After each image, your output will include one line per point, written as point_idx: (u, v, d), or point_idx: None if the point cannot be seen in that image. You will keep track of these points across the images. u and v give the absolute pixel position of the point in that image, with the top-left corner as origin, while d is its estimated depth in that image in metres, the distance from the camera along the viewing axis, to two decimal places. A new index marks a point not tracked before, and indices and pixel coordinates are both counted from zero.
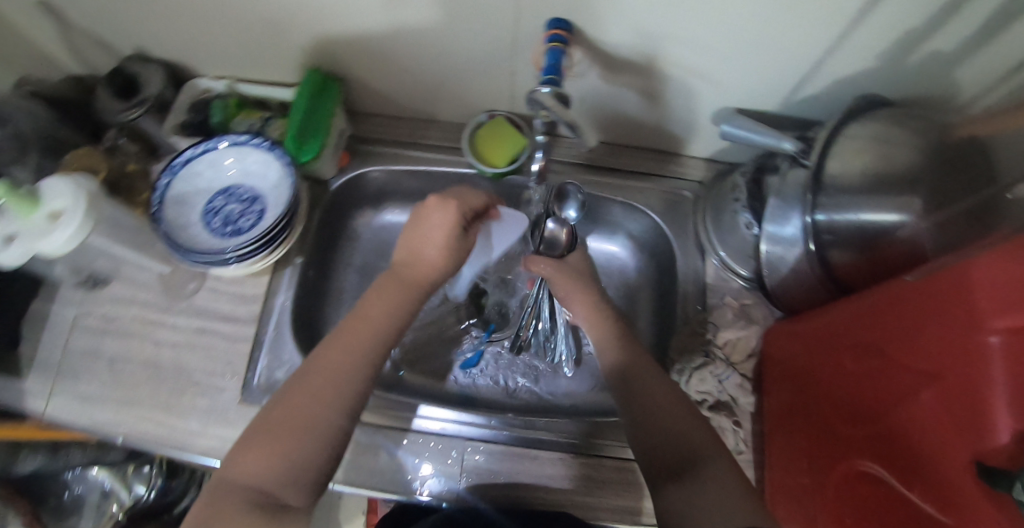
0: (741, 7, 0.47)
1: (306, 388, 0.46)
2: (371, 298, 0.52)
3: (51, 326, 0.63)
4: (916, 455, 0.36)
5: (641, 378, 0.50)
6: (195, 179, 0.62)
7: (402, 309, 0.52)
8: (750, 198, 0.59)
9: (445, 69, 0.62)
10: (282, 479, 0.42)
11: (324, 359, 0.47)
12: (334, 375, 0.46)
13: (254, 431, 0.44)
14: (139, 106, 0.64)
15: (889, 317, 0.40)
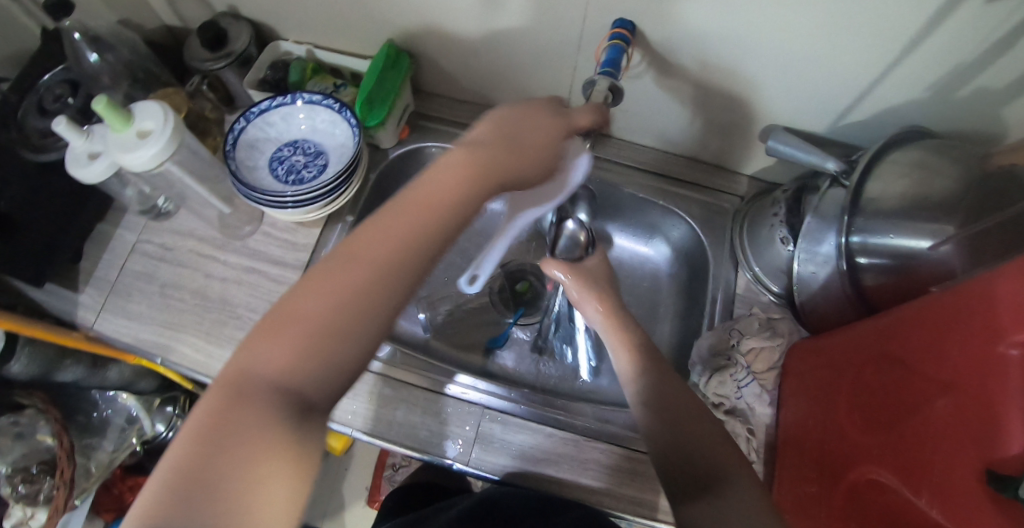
0: (792, 23, 0.50)
1: (323, 286, 0.33)
2: (419, 190, 0.38)
3: (115, 248, 0.69)
4: (929, 462, 0.38)
5: (659, 373, 0.51)
6: (268, 129, 0.67)
7: (478, 194, 0.39)
8: (789, 215, 0.61)
9: (510, 58, 0.65)
10: (303, 397, 0.32)
11: (350, 252, 0.35)
12: (366, 271, 0.34)
13: (262, 336, 0.32)
14: (225, 57, 0.69)
15: (914, 330, 0.42)
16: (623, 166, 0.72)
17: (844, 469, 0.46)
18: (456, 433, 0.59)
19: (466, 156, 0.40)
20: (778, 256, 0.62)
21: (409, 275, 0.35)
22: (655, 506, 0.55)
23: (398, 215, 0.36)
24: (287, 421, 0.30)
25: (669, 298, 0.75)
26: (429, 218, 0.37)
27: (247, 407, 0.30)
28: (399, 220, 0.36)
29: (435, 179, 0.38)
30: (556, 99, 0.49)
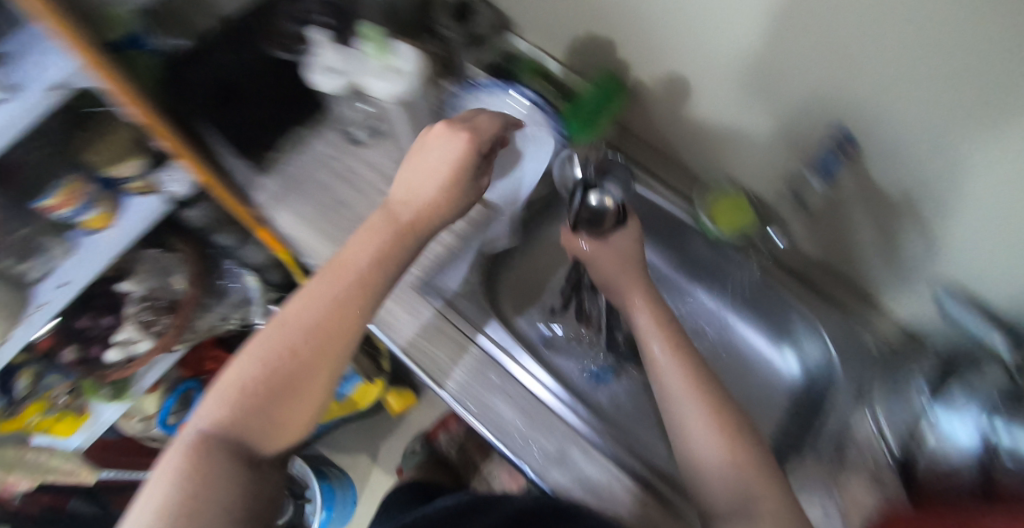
0: (1005, 186, 0.47)
1: (310, 344, 0.49)
2: (340, 263, 0.53)
3: (309, 153, 0.76)
4: None
5: (760, 477, 0.46)
6: (487, 101, 0.72)
7: (393, 258, 0.54)
8: (935, 376, 0.57)
9: (719, 129, 0.68)
10: (267, 436, 0.47)
11: (297, 313, 0.50)
12: (328, 338, 0.50)
13: (235, 373, 0.48)
14: (459, 29, 0.75)
15: None
16: (783, 267, 0.73)
17: None
18: (538, 441, 0.60)
19: (395, 234, 0.55)
20: (914, 409, 0.57)
21: (333, 335, 0.50)
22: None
23: (366, 295, 0.52)
24: (235, 446, 0.45)
25: (777, 411, 0.74)
26: (337, 286, 0.52)
27: (208, 450, 0.43)
28: (365, 302, 0.52)
29: (355, 247, 0.54)
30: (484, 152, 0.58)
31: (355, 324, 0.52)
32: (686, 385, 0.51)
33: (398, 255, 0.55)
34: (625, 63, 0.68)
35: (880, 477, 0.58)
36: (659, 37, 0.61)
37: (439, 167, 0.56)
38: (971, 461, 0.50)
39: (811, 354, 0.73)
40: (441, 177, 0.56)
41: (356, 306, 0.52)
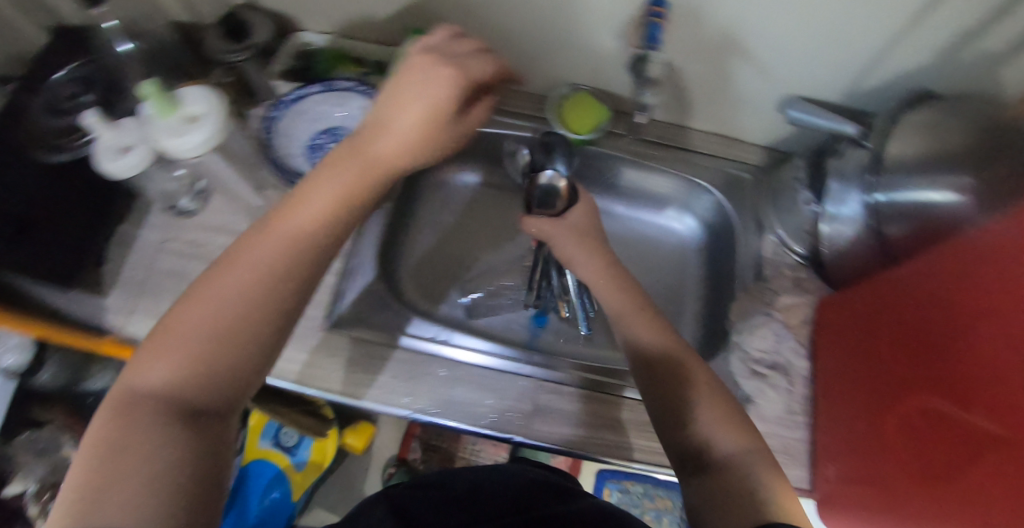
0: None
1: (183, 319, 0.40)
2: (278, 219, 0.45)
3: (139, 249, 0.66)
4: (975, 383, 0.42)
5: (681, 358, 0.52)
6: (301, 117, 0.65)
7: (220, 311, 0.40)
8: (811, 180, 0.66)
9: (531, 36, 0.67)
10: (202, 379, 0.39)
11: (185, 303, 0.41)
12: (212, 296, 0.41)
13: (157, 332, 0.41)
14: (247, 49, 0.68)
15: (965, 272, 0.45)
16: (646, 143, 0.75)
17: (903, 399, 0.49)
18: (509, 406, 0.59)
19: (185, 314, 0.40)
20: (802, 217, 0.66)
21: (214, 292, 0.41)
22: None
23: (269, 247, 0.43)
24: (164, 404, 0.37)
25: (696, 267, 0.78)
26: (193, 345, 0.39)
27: None
28: (269, 252, 0.43)
29: (250, 245, 0.44)
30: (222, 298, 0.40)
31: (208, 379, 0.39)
32: (630, 309, 0.57)
33: (357, 208, 0.47)
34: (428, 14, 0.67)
35: (799, 280, 0.66)
36: None
37: (243, 275, 0.42)
38: (862, 226, 0.60)
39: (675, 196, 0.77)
40: (237, 289, 0.41)
41: (289, 251, 0.44)
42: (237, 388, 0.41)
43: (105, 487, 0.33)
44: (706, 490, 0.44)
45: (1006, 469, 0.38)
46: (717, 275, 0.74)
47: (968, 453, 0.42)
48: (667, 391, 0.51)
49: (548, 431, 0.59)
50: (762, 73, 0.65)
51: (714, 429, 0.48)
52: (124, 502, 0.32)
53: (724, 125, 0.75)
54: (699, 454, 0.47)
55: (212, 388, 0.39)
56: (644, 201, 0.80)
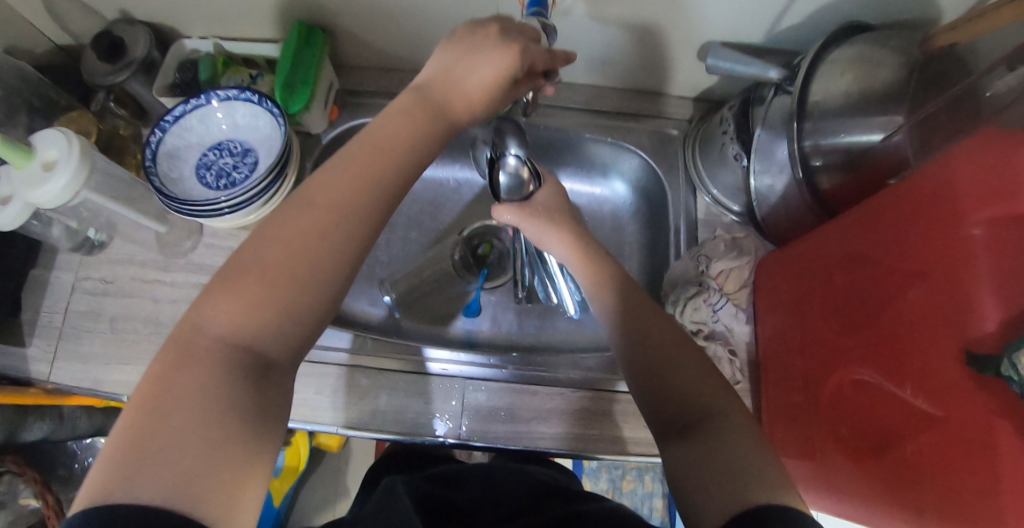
0: None
1: (274, 256, 0.38)
2: (360, 153, 0.43)
3: (54, 292, 0.62)
4: (912, 361, 0.40)
5: (643, 322, 0.49)
6: (187, 134, 0.61)
7: (326, 269, 0.39)
8: (738, 130, 0.61)
9: (427, 12, 0.61)
10: (272, 327, 0.37)
11: (268, 241, 0.39)
12: (284, 254, 0.38)
13: (232, 272, 0.38)
14: (126, 68, 0.63)
15: (892, 219, 0.43)
16: (567, 110, 0.71)
17: (828, 370, 0.48)
18: (440, 410, 0.59)
19: (289, 266, 0.38)
20: (734, 173, 0.63)
21: (297, 236, 0.39)
22: (620, 439, 0.59)
23: (343, 200, 0.41)
24: (238, 348, 0.36)
25: (633, 233, 0.75)
26: (283, 271, 0.38)
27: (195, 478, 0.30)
28: (360, 196, 0.41)
29: (322, 182, 0.41)
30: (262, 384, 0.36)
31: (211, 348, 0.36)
32: (594, 282, 0.53)
33: (399, 150, 0.44)
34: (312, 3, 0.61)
35: (736, 241, 0.64)
36: None
37: (313, 223, 0.40)
38: (790, 180, 0.56)
39: (618, 165, 0.73)
40: (272, 252, 0.39)
41: (348, 209, 0.41)
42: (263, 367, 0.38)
43: (162, 413, 0.32)
44: (693, 455, 0.42)
45: (941, 447, 0.37)
46: (654, 240, 0.72)
47: (898, 429, 0.41)
48: (643, 366, 0.47)
49: (477, 430, 0.58)
50: (676, 20, 0.59)
51: (696, 384, 0.45)
52: (184, 434, 0.31)
53: (649, 81, 0.70)
54: (682, 417, 0.44)
55: (280, 340, 0.38)
56: (587, 172, 0.76)
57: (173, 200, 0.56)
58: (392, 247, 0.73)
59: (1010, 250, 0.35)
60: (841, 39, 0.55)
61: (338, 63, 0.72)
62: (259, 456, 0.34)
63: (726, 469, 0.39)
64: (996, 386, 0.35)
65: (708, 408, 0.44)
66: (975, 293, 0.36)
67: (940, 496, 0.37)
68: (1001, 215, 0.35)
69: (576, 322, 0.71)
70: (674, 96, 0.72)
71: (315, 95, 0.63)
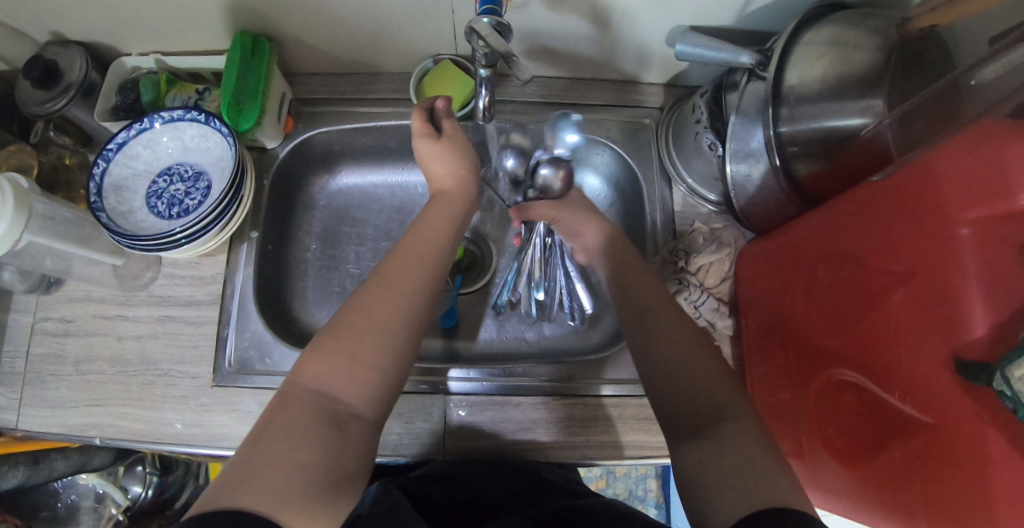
0: None
1: (363, 321, 0.43)
2: (409, 243, 0.49)
3: (13, 336, 0.59)
4: (899, 366, 0.40)
5: (657, 315, 0.49)
6: (133, 162, 0.58)
7: (412, 308, 0.45)
8: (711, 118, 0.59)
9: (377, 14, 0.58)
10: (355, 385, 0.41)
11: (351, 314, 0.43)
12: (363, 326, 0.42)
13: (325, 336, 0.42)
14: (61, 95, 0.59)
15: (876, 217, 0.43)
16: (533, 104, 0.68)
17: (813, 369, 0.49)
18: (423, 429, 0.57)
19: (385, 306, 0.44)
20: (709, 163, 0.61)
21: (378, 311, 0.43)
22: (620, 444, 0.58)
23: (405, 284, 0.45)
24: (324, 403, 0.40)
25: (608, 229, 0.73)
26: (380, 308, 0.44)
27: (296, 499, 0.34)
28: (411, 278, 0.46)
29: (410, 238, 0.49)
30: (350, 417, 0.40)
31: (312, 385, 0.40)
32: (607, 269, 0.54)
33: (437, 239, 0.50)
34: (257, 13, 0.58)
35: (714, 233, 0.63)
36: None
37: (408, 266, 0.47)
38: (766, 166, 0.54)
39: (591, 159, 0.71)
40: (372, 295, 0.44)
41: (400, 290, 0.45)
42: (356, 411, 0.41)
43: (257, 456, 0.35)
44: (699, 457, 0.40)
45: (931, 453, 0.38)
46: (632, 235, 0.69)
47: (888, 433, 0.41)
48: (659, 366, 0.46)
49: (460, 445, 0.57)
50: (642, 7, 0.56)
51: (693, 376, 0.45)
52: (283, 458, 0.36)
53: (618, 70, 0.67)
54: (693, 419, 0.43)
55: (362, 398, 0.41)
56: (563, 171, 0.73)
57: (124, 235, 0.53)
58: (363, 259, 0.71)
59: (993, 250, 0.35)
60: (813, 20, 0.52)
61: (288, 72, 0.69)
62: (336, 496, 0.36)
63: (735, 466, 0.39)
64: (985, 393, 0.35)
65: (707, 404, 0.43)
66: (963, 296, 0.36)
67: (929, 499, 0.38)
68: (986, 215, 0.35)
69: (557, 325, 0.69)
70: (645, 83, 0.70)
71: (266, 111, 0.60)
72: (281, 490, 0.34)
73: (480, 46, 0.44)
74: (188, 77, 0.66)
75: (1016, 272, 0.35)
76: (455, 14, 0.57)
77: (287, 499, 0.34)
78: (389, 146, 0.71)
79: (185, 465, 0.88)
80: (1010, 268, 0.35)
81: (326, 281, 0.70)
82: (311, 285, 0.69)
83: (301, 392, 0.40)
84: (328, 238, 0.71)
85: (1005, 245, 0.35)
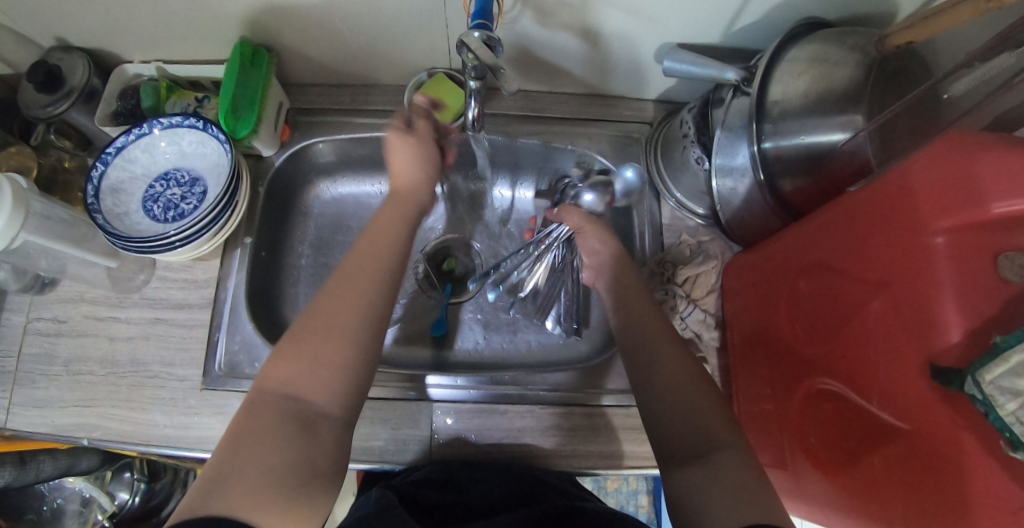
0: None
1: (323, 323, 0.43)
2: (366, 240, 0.48)
3: (5, 335, 0.60)
4: (877, 374, 0.41)
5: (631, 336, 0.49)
6: (131, 166, 0.59)
7: (373, 305, 0.44)
8: (698, 132, 0.60)
9: (374, 28, 0.59)
10: (319, 385, 0.41)
11: (311, 318, 0.43)
12: (327, 328, 0.42)
13: (289, 340, 0.42)
14: (65, 99, 0.60)
15: (854, 227, 0.44)
16: (525, 118, 0.70)
17: (796, 379, 0.49)
18: (410, 436, 0.58)
19: (345, 303, 0.44)
20: (696, 177, 0.62)
21: (337, 311, 0.43)
22: (621, 454, 0.58)
23: (366, 281, 0.45)
24: (291, 406, 0.40)
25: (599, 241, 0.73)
26: (341, 307, 0.43)
27: (270, 499, 0.35)
28: (369, 274, 0.45)
29: (368, 235, 0.49)
30: (319, 419, 0.40)
31: (279, 391, 0.40)
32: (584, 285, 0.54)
33: (395, 237, 0.49)
34: (257, 25, 0.59)
35: (701, 245, 0.64)
36: None
37: (362, 262, 0.46)
38: (751, 181, 0.55)
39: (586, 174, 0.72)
40: (332, 293, 0.44)
41: (361, 287, 0.45)
42: (325, 410, 0.41)
43: (234, 458, 0.36)
44: (699, 476, 0.41)
45: (909, 460, 0.38)
46: (621, 248, 0.70)
47: (869, 440, 0.42)
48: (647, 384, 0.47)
49: (447, 452, 0.57)
50: (631, 25, 0.57)
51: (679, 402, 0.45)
52: (260, 459, 0.36)
53: (609, 86, 0.69)
54: (689, 447, 0.43)
55: (328, 397, 0.41)
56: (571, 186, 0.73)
57: (120, 237, 0.54)
58: None
59: (966, 258, 0.36)
60: (795, 40, 0.54)
61: (286, 82, 0.70)
62: (309, 494, 0.37)
63: (730, 484, 0.39)
64: (960, 399, 0.36)
65: (704, 424, 0.43)
66: (939, 303, 0.36)
67: (908, 505, 0.39)
68: (958, 224, 0.37)
69: (546, 335, 0.70)
70: (635, 99, 0.71)
71: (262, 120, 0.61)
72: (259, 488, 0.35)
73: (471, 57, 0.45)
74: (187, 85, 0.67)
75: (987, 280, 0.36)
76: (449, 28, 0.59)
77: (264, 498, 0.35)
78: (384, 157, 0.72)
79: (173, 473, 0.88)
80: (985, 276, 0.36)
81: (317, 289, 0.70)
82: (303, 291, 0.70)
83: (270, 397, 0.40)
84: (321, 246, 0.72)
85: (980, 252, 0.36)
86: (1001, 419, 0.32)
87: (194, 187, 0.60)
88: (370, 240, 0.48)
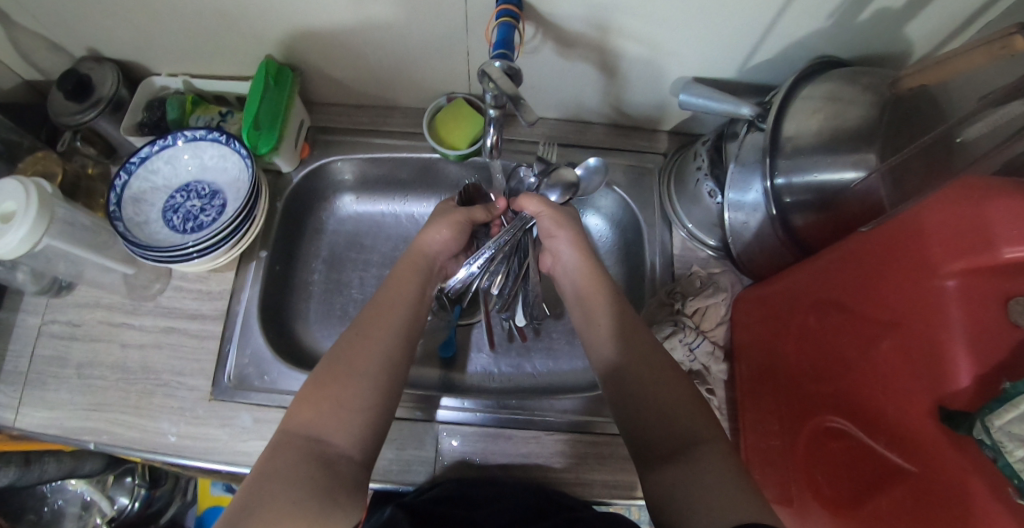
0: None
1: (345, 367, 0.45)
2: (388, 291, 0.52)
3: (20, 336, 0.61)
4: (885, 415, 0.41)
5: (638, 370, 0.49)
6: (153, 176, 0.61)
7: (392, 352, 0.47)
8: (712, 165, 0.61)
9: (397, 52, 0.61)
10: (340, 425, 0.42)
11: (333, 361, 0.46)
12: (346, 372, 0.45)
13: (311, 383, 0.45)
14: (92, 108, 0.62)
15: (864, 267, 0.44)
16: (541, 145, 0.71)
17: (803, 416, 0.49)
18: (414, 457, 0.58)
19: (366, 347, 0.47)
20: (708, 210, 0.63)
21: (359, 355, 0.46)
22: (633, 485, 0.58)
23: (383, 331, 0.48)
24: (313, 445, 0.41)
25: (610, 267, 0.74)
26: (363, 352, 0.46)
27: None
28: (388, 323, 0.49)
29: (389, 288, 0.52)
30: (341, 459, 0.41)
31: (303, 430, 0.42)
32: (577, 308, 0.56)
33: (409, 294, 0.52)
34: (283, 44, 0.61)
35: (711, 277, 0.64)
36: (250, 4, 0.54)
37: (383, 311, 0.50)
38: (764, 215, 0.55)
39: (601, 203, 0.73)
40: (356, 337, 0.47)
41: (383, 333, 0.48)
42: (345, 450, 0.42)
43: (259, 494, 0.37)
44: (680, 478, 0.42)
45: (916, 504, 0.38)
46: (631, 277, 0.71)
47: (876, 481, 0.42)
48: (642, 414, 0.47)
49: (449, 474, 0.57)
50: (648, 58, 0.59)
51: (674, 423, 0.46)
52: (284, 494, 0.38)
53: (625, 116, 0.70)
54: (669, 445, 0.45)
55: (349, 437, 0.42)
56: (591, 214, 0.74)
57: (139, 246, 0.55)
58: (366, 284, 0.72)
59: (977, 302, 0.37)
60: (809, 79, 0.55)
61: (308, 100, 0.72)
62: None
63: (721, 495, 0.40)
64: (967, 444, 0.36)
65: (687, 436, 0.45)
66: (949, 347, 0.37)
67: None
68: (970, 267, 0.37)
69: (553, 360, 0.70)
70: (649, 129, 0.72)
71: (283, 138, 0.63)
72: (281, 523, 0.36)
73: (491, 87, 0.46)
74: (212, 99, 0.69)
75: (997, 325, 0.36)
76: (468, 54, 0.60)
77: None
78: (400, 177, 0.73)
79: (173, 480, 0.89)
80: (995, 321, 0.36)
81: (328, 304, 0.71)
82: (314, 306, 0.71)
83: (295, 436, 0.42)
84: (334, 262, 0.73)
85: (991, 297, 0.36)
86: (1010, 466, 0.32)
87: (212, 206, 0.61)
88: (386, 292, 0.52)
